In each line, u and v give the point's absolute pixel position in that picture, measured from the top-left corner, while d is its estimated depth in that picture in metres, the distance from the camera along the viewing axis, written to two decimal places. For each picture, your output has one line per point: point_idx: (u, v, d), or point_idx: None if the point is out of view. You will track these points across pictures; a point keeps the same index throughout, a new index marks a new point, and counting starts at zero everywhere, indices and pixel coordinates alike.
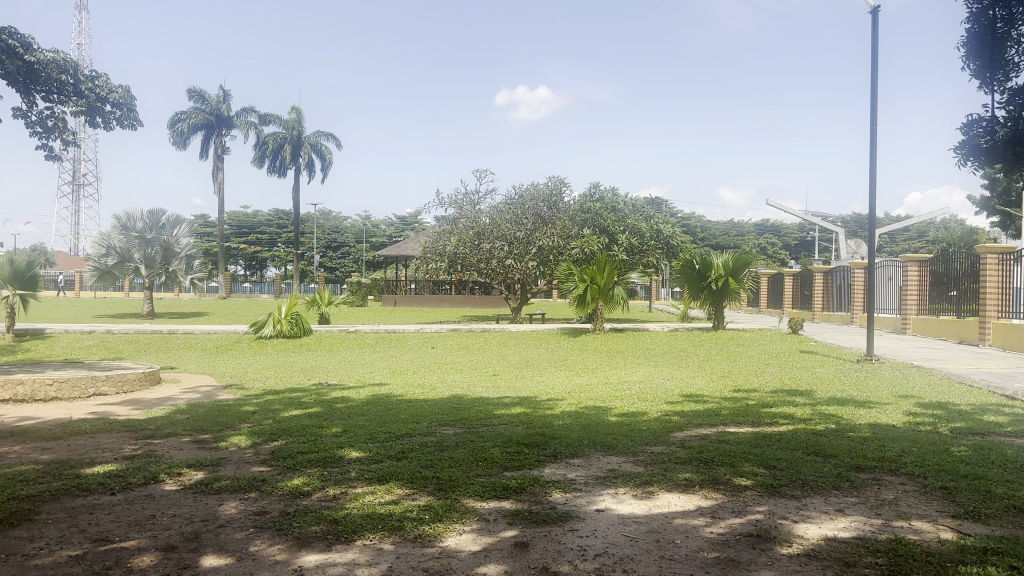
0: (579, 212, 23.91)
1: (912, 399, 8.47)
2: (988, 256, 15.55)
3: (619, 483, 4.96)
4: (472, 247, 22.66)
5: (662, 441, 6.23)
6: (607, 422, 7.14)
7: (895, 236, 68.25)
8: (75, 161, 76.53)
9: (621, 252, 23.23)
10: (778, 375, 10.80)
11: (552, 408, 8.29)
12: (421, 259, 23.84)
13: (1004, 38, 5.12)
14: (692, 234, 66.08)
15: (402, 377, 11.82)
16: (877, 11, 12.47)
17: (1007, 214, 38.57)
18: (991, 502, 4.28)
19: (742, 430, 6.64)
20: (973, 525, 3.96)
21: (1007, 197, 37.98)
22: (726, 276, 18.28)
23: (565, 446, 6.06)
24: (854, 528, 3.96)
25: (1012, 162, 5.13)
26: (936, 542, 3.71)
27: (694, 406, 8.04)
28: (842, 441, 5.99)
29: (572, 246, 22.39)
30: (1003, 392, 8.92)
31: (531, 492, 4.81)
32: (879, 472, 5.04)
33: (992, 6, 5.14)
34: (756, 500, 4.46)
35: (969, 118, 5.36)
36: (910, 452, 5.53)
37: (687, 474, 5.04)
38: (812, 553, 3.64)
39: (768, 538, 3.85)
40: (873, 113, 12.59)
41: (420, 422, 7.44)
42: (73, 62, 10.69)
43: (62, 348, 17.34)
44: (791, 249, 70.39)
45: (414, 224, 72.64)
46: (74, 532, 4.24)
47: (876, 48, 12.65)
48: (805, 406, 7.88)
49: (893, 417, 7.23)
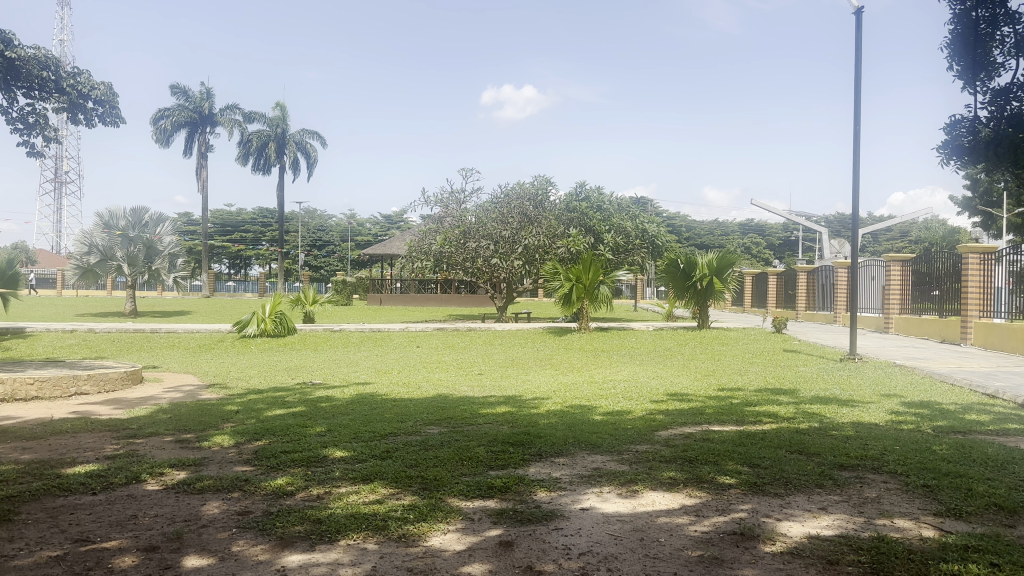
0: (565, 211, 23.92)
1: (894, 397, 8.54)
2: (969, 256, 15.70)
3: (603, 482, 4.96)
4: (457, 246, 22.61)
5: (646, 439, 6.24)
6: (592, 421, 7.15)
7: (878, 236, 68.92)
8: (56, 158, 75.69)
9: (607, 251, 23.29)
10: (762, 373, 10.86)
11: (537, 406, 8.29)
12: (406, 258, 23.76)
13: (987, 39, 5.16)
14: (677, 234, 66.29)
15: (387, 377, 11.77)
16: (860, 12, 12.57)
17: (989, 214, 38.96)
18: (972, 499, 4.31)
19: (726, 429, 6.67)
20: (954, 523, 4.00)
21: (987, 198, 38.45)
22: (710, 276, 18.35)
23: (551, 444, 6.06)
24: (837, 526, 3.98)
25: (994, 162, 5.19)
26: (918, 540, 3.74)
27: (678, 405, 8.06)
28: (826, 439, 6.02)
29: (558, 245, 22.38)
30: (983, 391, 9.02)
31: (516, 491, 4.80)
32: (862, 470, 5.08)
33: (975, 7, 5.17)
34: (740, 499, 4.48)
35: (954, 118, 5.40)
36: (893, 451, 5.57)
37: (671, 472, 5.05)
38: (795, 551, 3.65)
39: (752, 536, 3.87)
40: (856, 113, 12.67)
41: (404, 421, 7.40)
42: (55, 58, 10.55)
43: (43, 347, 17.13)
44: (775, 249, 70.88)
45: (400, 223, 72.44)
46: (54, 533, 4.19)
47: (859, 49, 12.74)
48: (789, 405, 7.93)
49: (875, 415, 7.29)
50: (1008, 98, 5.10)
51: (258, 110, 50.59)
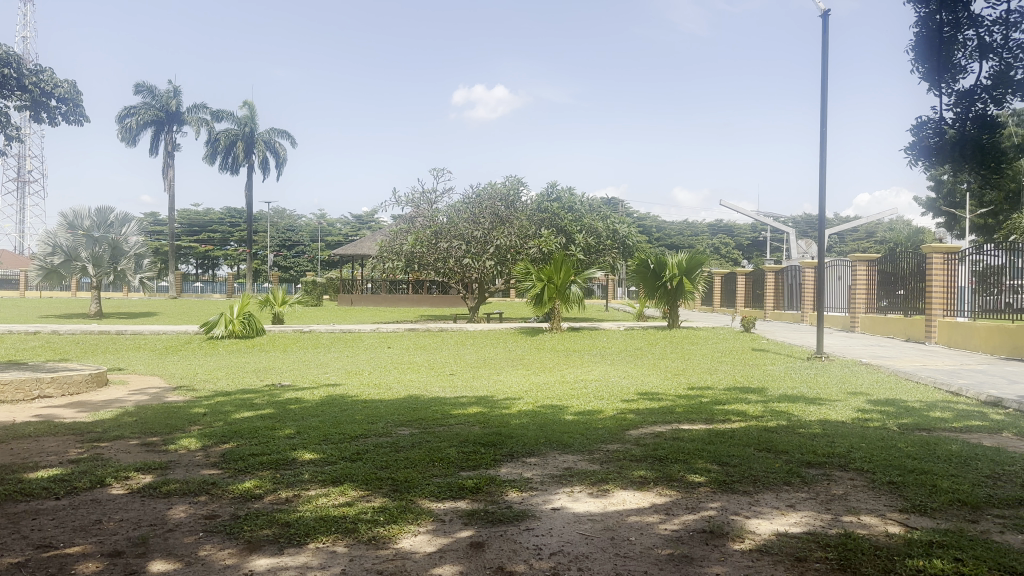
0: (537, 211, 23.96)
1: (860, 395, 8.68)
2: (933, 256, 15.99)
3: (575, 481, 4.96)
4: (429, 246, 22.55)
5: (617, 439, 6.26)
6: (563, 421, 7.16)
7: (843, 237, 70.13)
8: (18, 157, 74.16)
9: (578, 251, 23.38)
10: (731, 372, 10.98)
11: (509, 407, 8.28)
12: (377, 258, 23.63)
13: (950, 42, 5.24)
14: (647, 234, 66.80)
15: (359, 378, 11.68)
16: (827, 15, 12.75)
17: (951, 216, 39.79)
18: (936, 496, 4.39)
19: (695, 428, 6.72)
20: (919, 519, 4.06)
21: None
22: (680, 276, 18.52)
23: (522, 445, 6.05)
24: (804, 523, 4.03)
25: (960, 163, 5.27)
26: (883, 536, 3.80)
27: (649, 404, 8.10)
28: (793, 437, 6.10)
29: (530, 245, 22.40)
30: (946, 389, 9.21)
31: (487, 492, 4.78)
32: (829, 467, 5.15)
33: (938, 10, 5.25)
34: (709, 497, 4.52)
35: (919, 122, 5.49)
36: (858, 448, 5.65)
37: (641, 471, 5.08)
38: (763, 548, 3.68)
39: (721, 534, 3.89)
40: (823, 114, 12.85)
41: (375, 423, 7.34)
42: (16, 55, 10.29)
43: (4, 349, 16.75)
44: (744, 249, 71.77)
45: (371, 223, 72.07)
46: (15, 539, 4.07)
47: (826, 51, 12.92)
48: (757, 403, 8.02)
49: (842, 413, 7.40)
50: (972, 100, 5.18)
51: (227, 109, 49.97)
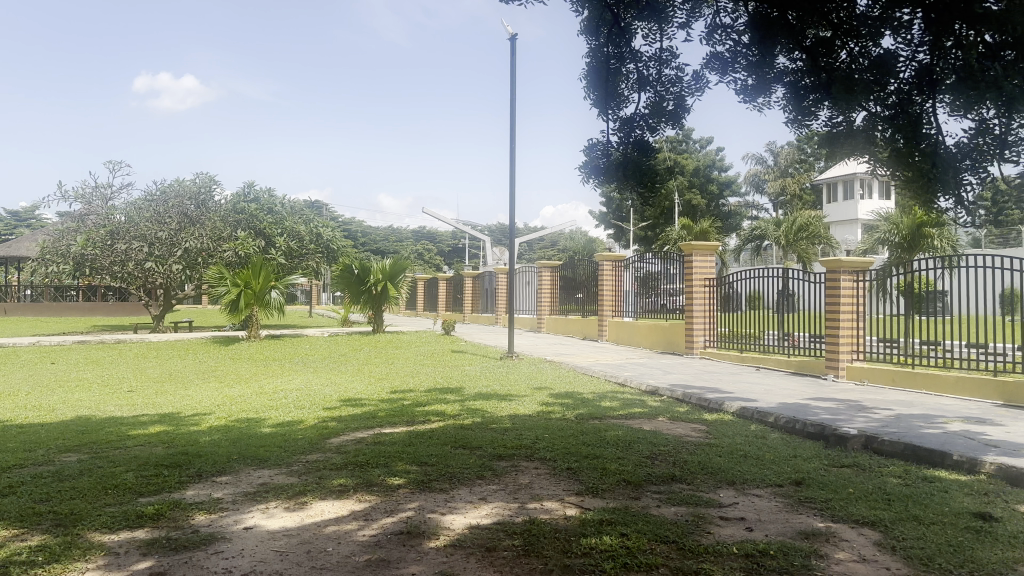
0: (232, 212, 22.60)
1: (545, 390, 9.47)
2: (605, 263, 17.97)
3: (271, 496, 4.73)
4: (103, 249, 20.10)
5: (317, 447, 6.11)
6: (260, 433, 6.80)
7: (533, 245, 76.49)
8: None
9: (278, 255, 22.49)
10: (432, 374, 11.32)
11: (198, 423, 7.66)
12: (37, 262, 20.51)
13: (616, 74, 5.95)
14: (352, 240, 66.58)
15: (11, 400, 9.99)
16: (513, 38, 13.75)
17: (620, 228, 45.42)
18: (606, 477, 4.93)
19: (396, 431, 6.80)
20: (591, 500, 4.52)
21: (620, 212, 44.76)
22: (384, 282, 18.67)
23: (213, 463, 5.63)
24: (494, 514, 4.27)
25: (624, 181, 6.05)
26: (562, 519, 4.16)
27: (351, 410, 8.03)
28: (486, 433, 6.45)
29: (224, 249, 21.02)
30: (616, 380, 10.44)
31: (171, 517, 4.36)
32: (517, 458, 5.53)
33: (606, 44, 5.91)
34: (407, 498, 4.59)
35: (591, 140, 6.21)
36: (543, 439, 6.15)
37: (341, 479, 5.00)
38: (457, 543, 3.83)
39: (418, 533, 3.98)
40: (512, 130, 13.82)
41: (30, 451, 6.32)
42: None
43: None
44: (445, 256, 74.87)
45: (32, 220, 62.54)
46: None
47: (514, 71, 13.92)
48: (454, 403, 8.35)
49: (529, 407, 8.01)
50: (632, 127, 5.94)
51: None
